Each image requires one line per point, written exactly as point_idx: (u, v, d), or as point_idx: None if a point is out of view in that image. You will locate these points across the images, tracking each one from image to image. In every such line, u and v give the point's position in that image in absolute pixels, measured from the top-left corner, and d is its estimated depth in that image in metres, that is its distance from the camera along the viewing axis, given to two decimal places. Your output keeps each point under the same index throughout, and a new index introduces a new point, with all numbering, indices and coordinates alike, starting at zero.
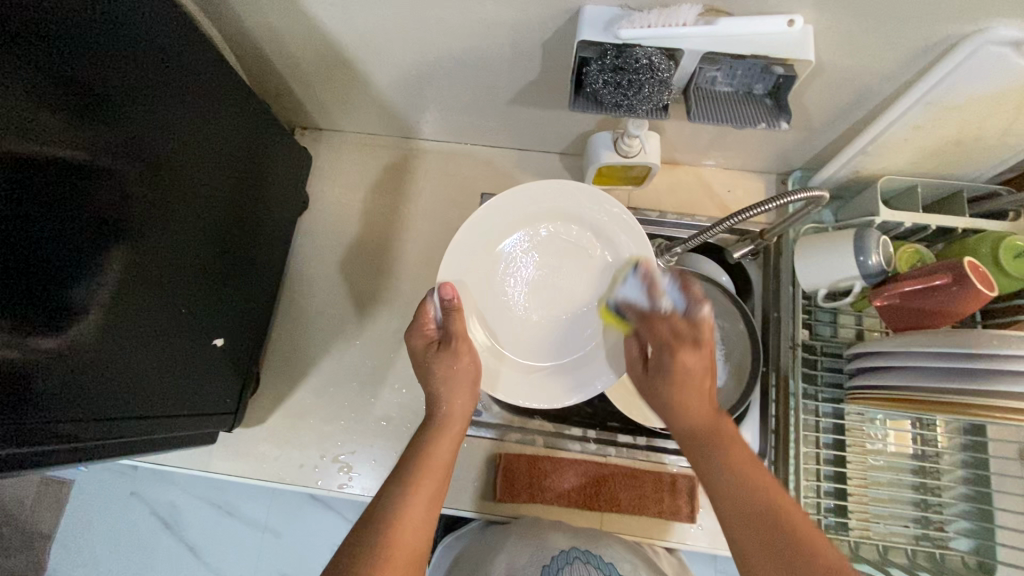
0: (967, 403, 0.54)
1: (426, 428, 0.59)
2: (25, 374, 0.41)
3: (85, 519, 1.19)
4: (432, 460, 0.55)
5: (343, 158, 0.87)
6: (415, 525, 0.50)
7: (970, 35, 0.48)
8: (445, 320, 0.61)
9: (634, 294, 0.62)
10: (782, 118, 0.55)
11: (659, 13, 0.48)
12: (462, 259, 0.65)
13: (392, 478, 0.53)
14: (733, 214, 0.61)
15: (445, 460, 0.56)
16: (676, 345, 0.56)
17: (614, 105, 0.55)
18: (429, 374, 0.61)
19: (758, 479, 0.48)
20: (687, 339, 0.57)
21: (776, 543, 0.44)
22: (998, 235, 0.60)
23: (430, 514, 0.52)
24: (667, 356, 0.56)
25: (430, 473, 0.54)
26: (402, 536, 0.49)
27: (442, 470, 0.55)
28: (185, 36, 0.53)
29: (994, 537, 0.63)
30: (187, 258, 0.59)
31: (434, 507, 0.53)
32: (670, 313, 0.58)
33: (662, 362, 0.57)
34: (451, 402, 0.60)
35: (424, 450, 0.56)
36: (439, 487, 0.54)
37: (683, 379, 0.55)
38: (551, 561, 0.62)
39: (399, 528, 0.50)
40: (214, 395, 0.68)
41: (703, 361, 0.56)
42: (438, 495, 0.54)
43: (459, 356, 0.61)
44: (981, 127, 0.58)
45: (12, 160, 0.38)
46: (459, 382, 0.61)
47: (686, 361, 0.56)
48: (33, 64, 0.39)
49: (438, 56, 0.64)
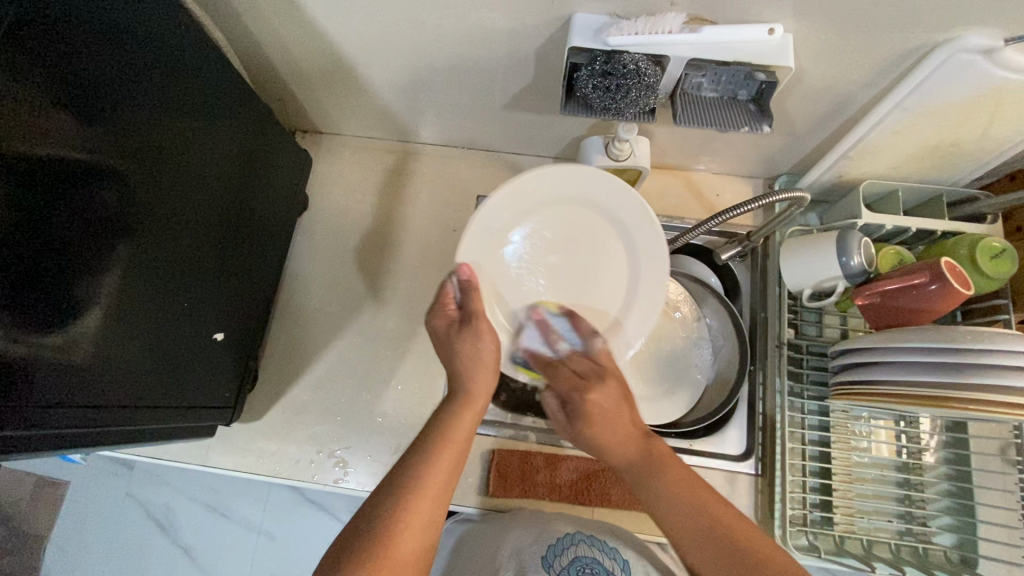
0: (949, 396, 0.55)
1: (447, 405, 0.59)
2: (26, 365, 0.42)
3: (79, 520, 1.19)
4: (450, 436, 0.55)
5: (342, 161, 0.89)
6: (430, 498, 0.51)
7: (943, 44, 0.50)
8: (466, 298, 0.61)
9: (536, 344, 0.65)
10: (764, 122, 0.57)
11: (646, 21, 0.50)
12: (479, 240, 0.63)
13: (409, 454, 0.54)
14: (717, 214, 0.64)
15: (465, 434, 0.57)
16: (585, 386, 0.60)
17: (603, 108, 0.58)
18: (451, 352, 0.62)
19: (697, 501, 0.53)
20: (594, 377, 0.61)
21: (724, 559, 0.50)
22: (975, 237, 0.62)
23: (446, 489, 0.53)
24: (579, 401, 0.59)
25: (450, 445, 0.55)
26: (414, 515, 0.49)
27: (460, 445, 0.56)
28: (189, 39, 0.55)
29: (975, 531, 0.65)
30: (187, 254, 0.60)
31: (449, 479, 0.54)
32: (573, 354, 0.63)
33: (574, 406, 0.60)
34: (474, 379, 0.61)
35: (444, 425, 0.57)
36: (457, 461, 0.55)
37: (598, 419, 0.59)
38: (556, 542, 0.64)
39: (412, 505, 0.50)
40: (212, 388, 0.69)
41: (614, 392, 0.59)
42: (455, 468, 0.55)
43: (481, 335, 0.61)
44: (957, 133, 0.60)
45: (9, 156, 0.39)
46: (479, 361, 0.61)
47: (601, 402, 0.59)
48: (25, 64, 0.40)
49: (435, 61, 0.66)
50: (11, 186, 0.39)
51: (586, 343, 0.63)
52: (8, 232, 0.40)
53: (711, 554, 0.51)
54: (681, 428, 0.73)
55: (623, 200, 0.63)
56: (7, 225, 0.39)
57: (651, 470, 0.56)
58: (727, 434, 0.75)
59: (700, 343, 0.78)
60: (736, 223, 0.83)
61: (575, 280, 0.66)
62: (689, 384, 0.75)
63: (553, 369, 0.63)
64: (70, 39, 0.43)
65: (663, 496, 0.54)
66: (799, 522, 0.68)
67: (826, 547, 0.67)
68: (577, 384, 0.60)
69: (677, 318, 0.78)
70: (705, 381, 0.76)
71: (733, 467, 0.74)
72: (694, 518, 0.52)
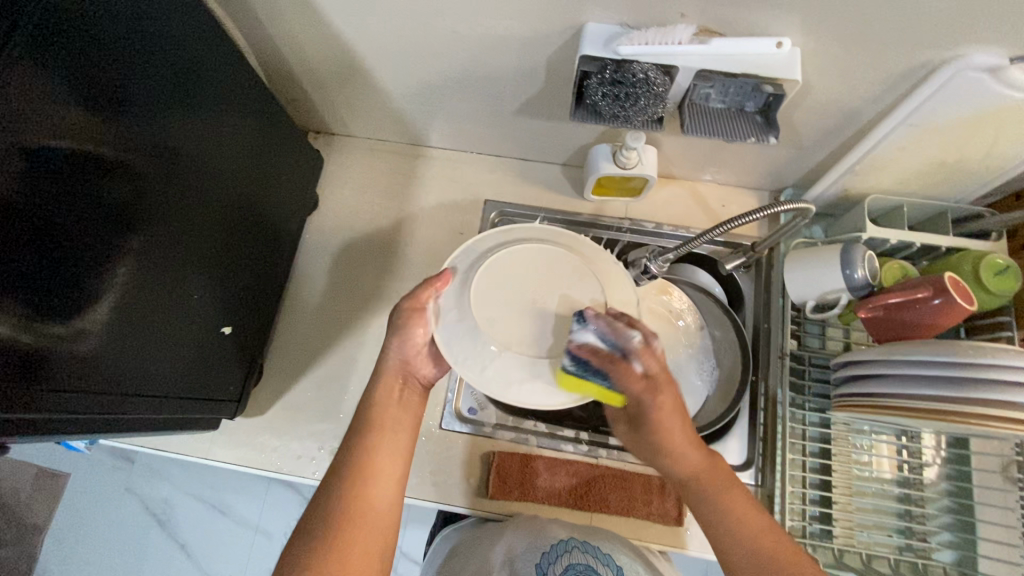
0: (952, 411, 0.55)
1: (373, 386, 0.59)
2: (31, 354, 0.43)
3: (77, 512, 1.19)
4: (381, 419, 0.56)
5: (353, 163, 0.91)
6: (376, 484, 0.53)
7: (950, 60, 0.51)
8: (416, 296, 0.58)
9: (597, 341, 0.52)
10: (771, 134, 0.58)
11: (657, 32, 0.51)
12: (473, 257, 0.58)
13: (344, 449, 0.55)
14: (718, 224, 0.63)
15: (401, 411, 0.58)
16: (653, 389, 0.52)
17: (612, 116, 0.59)
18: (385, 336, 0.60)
19: (756, 525, 0.51)
20: (662, 380, 0.53)
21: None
22: (979, 254, 0.62)
23: (393, 469, 0.54)
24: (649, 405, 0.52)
25: (382, 429, 0.56)
26: (365, 496, 0.51)
27: (393, 424, 0.57)
28: (208, 40, 0.57)
29: (976, 548, 0.65)
30: (198, 250, 0.61)
31: (394, 461, 0.55)
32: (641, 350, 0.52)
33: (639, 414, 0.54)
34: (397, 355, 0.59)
35: (373, 408, 0.57)
36: (395, 439, 0.56)
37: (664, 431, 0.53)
38: (550, 548, 0.64)
39: (357, 491, 0.52)
40: (218, 382, 0.70)
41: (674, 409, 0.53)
42: (396, 448, 0.55)
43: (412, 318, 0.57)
44: (963, 150, 0.61)
45: (21, 150, 0.39)
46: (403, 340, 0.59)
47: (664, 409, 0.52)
48: (43, 56, 0.40)
49: (448, 67, 0.67)
50: (34, 178, 0.40)
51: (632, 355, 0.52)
52: (18, 226, 0.40)
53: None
54: None
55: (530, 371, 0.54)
56: (23, 217, 0.40)
57: (714, 488, 0.53)
58: (727, 444, 0.75)
59: (701, 353, 0.79)
60: (742, 233, 0.83)
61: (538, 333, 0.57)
62: (690, 394, 0.77)
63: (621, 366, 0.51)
64: (86, 34, 0.43)
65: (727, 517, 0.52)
66: (798, 533, 0.68)
67: (824, 560, 0.67)
68: (647, 385, 0.51)
69: (681, 326, 0.80)
70: (705, 390, 0.78)
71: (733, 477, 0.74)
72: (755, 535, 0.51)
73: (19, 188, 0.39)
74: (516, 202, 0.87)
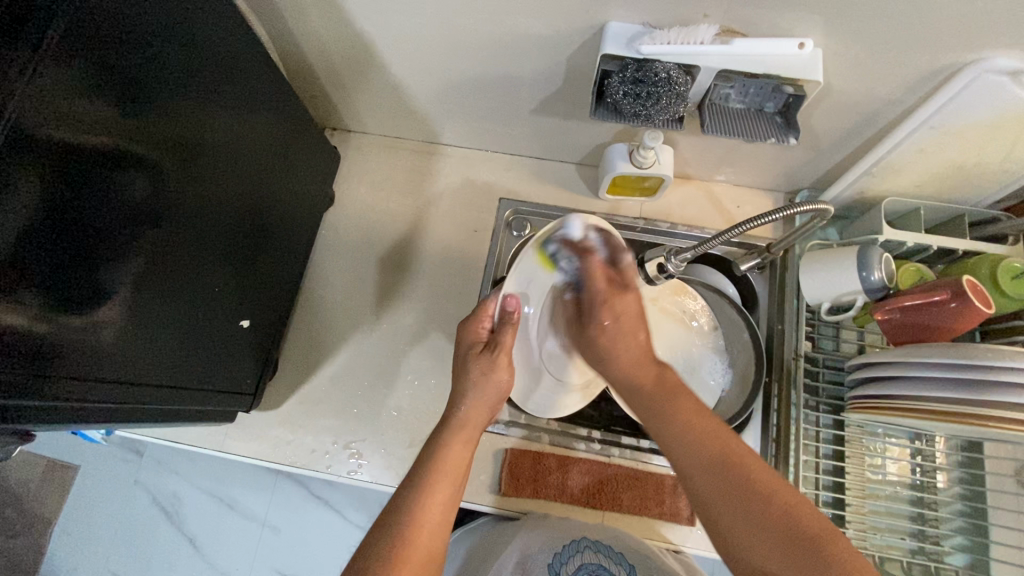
0: (970, 414, 0.55)
1: (440, 429, 0.62)
2: (50, 345, 0.43)
3: (86, 504, 1.20)
4: (445, 465, 0.58)
5: (368, 159, 0.91)
6: (428, 534, 0.53)
7: (972, 63, 0.51)
8: (499, 329, 0.66)
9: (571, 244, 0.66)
10: (791, 135, 0.58)
11: (679, 31, 0.52)
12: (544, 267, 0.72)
13: (404, 489, 0.56)
14: (736, 225, 0.62)
15: (460, 461, 0.59)
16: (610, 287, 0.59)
17: (632, 114, 0.58)
18: (465, 372, 0.66)
19: (703, 429, 0.53)
20: (618, 285, 0.69)
21: (724, 480, 0.49)
22: (997, 257, 0.62)
23: (445, 516, 0.55)
24: (599, 303, 0.68)
25: (445, 474, 0.57)
26: (416, 543, 0.52)
27: (454, 472, 0.58)
28: (223, 31, 0.56)
29: (989, 551, 0.65)
30: (215, 243, 0.61)
31: (447, 511, 0.56)
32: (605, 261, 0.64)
33: (597, 305, 0.68)
34: (473, 407, 0.64)
35: (438, 452, 0.59)
36: (452, 490, 0.57)
37: (614, 322, 0.67)
38: (562, 549, 0.70)
39: (409, 537, 0.52)
40: (234, 374, 0.70)
41: (632, 304, 0.68)
42: (453, 497, 0.57)
43: (497, 369, 0.65)
44: (982, 153, 0.60)
45: (31, 143, 0.39)
46: (488, 393, 0.65)
47: (615, 308, 0.68)
48: (70, 49, 0.41)
49: (466, 65, 0.67)
50: (47, 171, 0.40)
51: (615, 256, 0.69)
52: (38, 215, 0.40)
53: (712, 475, 0.50)
54: None
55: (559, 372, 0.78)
56: (34, 209, 0.40)
57: (663, 395, 0.59)
58: None
59: (714, 354, 0.80)
60: (757, 235, 0.83)
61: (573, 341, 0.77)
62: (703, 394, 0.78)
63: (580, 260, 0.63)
64: (113, 30, 0.44)
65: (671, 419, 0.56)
66: None
67: None
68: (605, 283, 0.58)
69: (694, 327, 0.81)
70: (717, 389, 0.78)
71: None
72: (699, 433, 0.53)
73: (41, 178, 0.40)
74: (530, 200, 0.88)
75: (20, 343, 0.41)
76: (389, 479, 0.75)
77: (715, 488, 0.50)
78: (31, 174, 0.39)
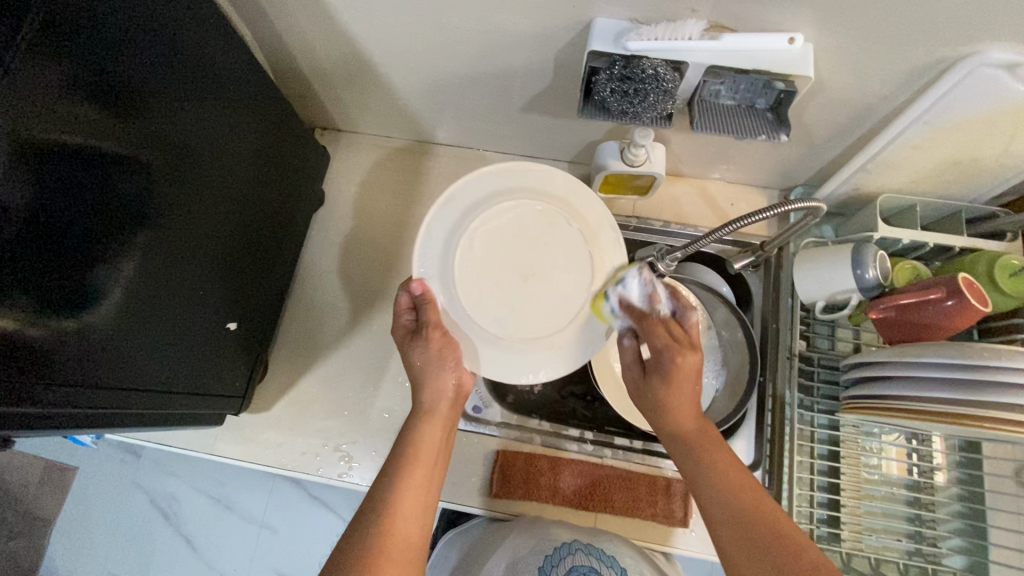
0: (965, 414, 0.54)
1: (410, 419, 0.61)
2: (40, 348, 0.43)
3: (84, 506, 1.20)
4: (419, 451, 0.58)
5: (359, 159, 0.90)
6: (408, 520, 0.53)
7: (966, 56, 0.50)
8: (422, 311, 0.62)
9: (635, 296, 0.63)
10: (782, 131, 0.57)
11: (666, 28, 0.50)
12: (443, 239, 0.64)
13: (379, 483, 0.55)
14: (728, 224, 0.60)
15: (435, 447, 0.59)
16: (677, 348, 0.59)
17: (620, 112, 0.57)
18: (410, 361, 0.62)
19: (740, 484, 0.53)
20: (686, 342, 0.60)
21: (758, 546, 0.49)
22: (994, 254, 0.61)
23: (424, 505, 0.55)
24: (670, 364, 0.59)
25: (420, 461, 0.57)
26: (396, 532, 0.52)
27: (429, 460, 0.58)
28: (212, 30, 0.56)
29: (988, 555, 0.64)
30: (205, 245, 0.61)
31: (424, 500, 0.56)
32: (669, 318, 0.62)
33: (661, 362, 0.60)
34: (434, 386, 0.61)
35: (410, 442, 0.58)
36: (428, 478, 0.57)
37: (680, 378, 0.59)
38: (553, 551, 0.66)
39: (389, 525, 0.52)
40: (224, 377, 0.70)
41: (698, 362, 0.59)
42: (429, 481, 0.57)
43: (436, 345, 0.61)
44: (979, 148, 0.59)
45: (22, 142, 0.39)
46: (438, 372, 0.61)
47: (692, 367, 0.59)
48: (53, 49, 0.40)
49: (455, 63, 0.67)
50: (37, 172, 0.40)
51: (683, 313, 0.63)
52: (24, 220, 0.40)
53: (740, 532, 0.51)
54: None
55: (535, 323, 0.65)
56: (23, 211, 0.39)
57: (703, 447, 0.57)
58: (734, 445, 0.75)
59: (708, 354, 0.79)
60: (750, 232, 0.82)
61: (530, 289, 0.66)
62: None
63: (646, 321, 0.62)
64: (94, 27, 0.43)
65: (711, 471, 0.55)
66: (805, 537, 0.67)
67: (833, 565, 0.66)
68: (672, 342, 0.59)
69: None
70: (713, 387, 0.78)
71: None
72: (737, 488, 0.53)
73: (25, 182, 0.39)
74: None
75: (12, 346, 0.41)
76: None
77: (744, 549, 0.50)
78: (22, 175, 0.39)
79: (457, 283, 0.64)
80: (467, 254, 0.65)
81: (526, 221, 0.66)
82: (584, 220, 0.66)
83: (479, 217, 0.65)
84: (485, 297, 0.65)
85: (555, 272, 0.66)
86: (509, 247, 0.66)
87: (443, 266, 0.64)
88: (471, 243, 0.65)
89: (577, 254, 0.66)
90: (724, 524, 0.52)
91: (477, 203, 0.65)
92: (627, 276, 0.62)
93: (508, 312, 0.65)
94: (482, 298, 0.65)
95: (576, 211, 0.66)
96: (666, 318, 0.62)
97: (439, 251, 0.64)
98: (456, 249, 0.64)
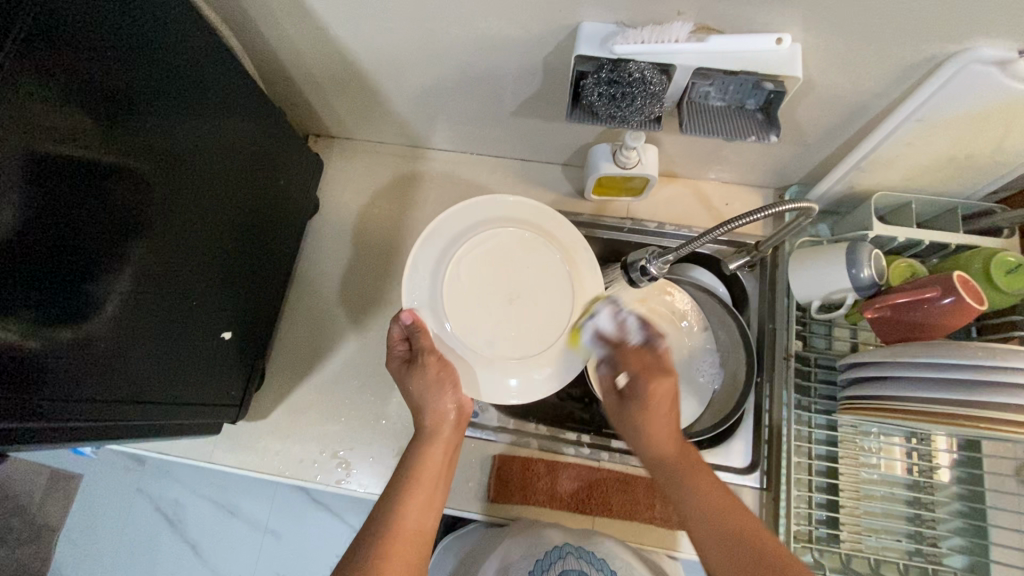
0: (956, 415, 0.54)
1: (414, 440, 0.61)
2: (37, 362, 0.43)
3: (90, 513, 1.21)
4: (420, 472, 0.58)
5: (354, 165, 0.91)
6: (408, 542, 0.54)
7: (956, 54, 0.49)
8: (414, 338, 0.62)
9: (605, 329, 0.65)
10: (772, 132, 0.57)
11: (653, 30, 0.50)
12: (428, 273, 0.65)
13: (380, 505, 0.56)
14: (721, 224, 0.59)
15: (437, 468, 0.59)
16: (648, 373, 0.62)
17: (608, 116, 0.57)
18: (406, 388, 0.62)
19: (720, 502, 0.53)
20: (658, 369, 0.62)
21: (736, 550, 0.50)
22: (989, 251, 0.61)
23: (425, 525, 0.56)
24: (642, 388, 0.61)
25: (421, 482, 0.57)
26: (394, 556, 0.52)
27: (431, 481, 0.58)
28: (204, 41, 0.56)
29: (988, 553, 0.64)
30: (199, 255, 0.61)
31: (425, 517, 0.56)
32: (641, 346, 0.64)
33: (636, 388, 0.62)
34: (435, 409, 0.61)
35: (412, 463, 0.59)
36: (431, 498, 0.57)
37: (654, 408, 0.60)
38: (544, 556, 0.64)
39: (388, 547, 0.52)
40: (221, 386, 0.70)
41: (670, 388, 0.61)
42: (432, 502, 0.58)
43: (431, 371, 0.61)
44: (973, 145, 0.59)
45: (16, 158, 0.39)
46: (435, 397, 0.61)
47: (660, 394, 0.61)
48: (42, 63, 0.40)
49: (445, 69, 0.67)
50: (31, 187, 0.40)
51: (654, 339, 0.64)
52: (22, 231, 0.40)
53: (726, 546, 0.51)
54: (683, 440, 0.74)
55: (526, 347, 0.66)
56: (18, 226, 0.40)
57: (683, 469, 0.57)
58: (731, 446, 0.75)
59: (705, 354, 0.80)
60: (746, 232, 0.81)
61: (516, 313, 0.67)
62: (693, 395, 0.78)
63: (620, 351, 0.64)
64: (83, 35, 0.43)
65: (692, 492, 0.55)
66: (804, 538, 0.66)
67: (831, 565, 0.66)
68: (643, 369, 0.62)
69: (684, 327, 0.80)
70: (712, 388, 0.78)
71: (737, 479, 0.73)
72: (717, 507, 0.53)
73: (18, 194, 0.40)
74: None
75: (9, 359, 0.41)
76: (378, 488, 0.75)
77: (721, 549, 0.51)
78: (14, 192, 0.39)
79: (446, 313, 0.65)
80: (453, 284, 0.66)
81: (506, 246, 0.67)
82: (558, 244, 0.68)
83: (461, 247, 0.66)
84: (474, 325, 0.66)
85: (539, 292, 0.67)
86: (490, 272, 0.67)
87: (431, 297, 0.65)
88: (455, 273, 0.66)
89: (558, 275, 0.67)
90: (708, 526, 0.52)
91: (457, 232, 0.66)
92: (599, 307, 0.66)
93: (497, 338, 0.66)
94: (472, 327, 0.66)
95: (551, 234, 0.68)
96: (638, 347, 0.64)
97: (423, 280, 0.65)
98: (441, 279, 0.65)
